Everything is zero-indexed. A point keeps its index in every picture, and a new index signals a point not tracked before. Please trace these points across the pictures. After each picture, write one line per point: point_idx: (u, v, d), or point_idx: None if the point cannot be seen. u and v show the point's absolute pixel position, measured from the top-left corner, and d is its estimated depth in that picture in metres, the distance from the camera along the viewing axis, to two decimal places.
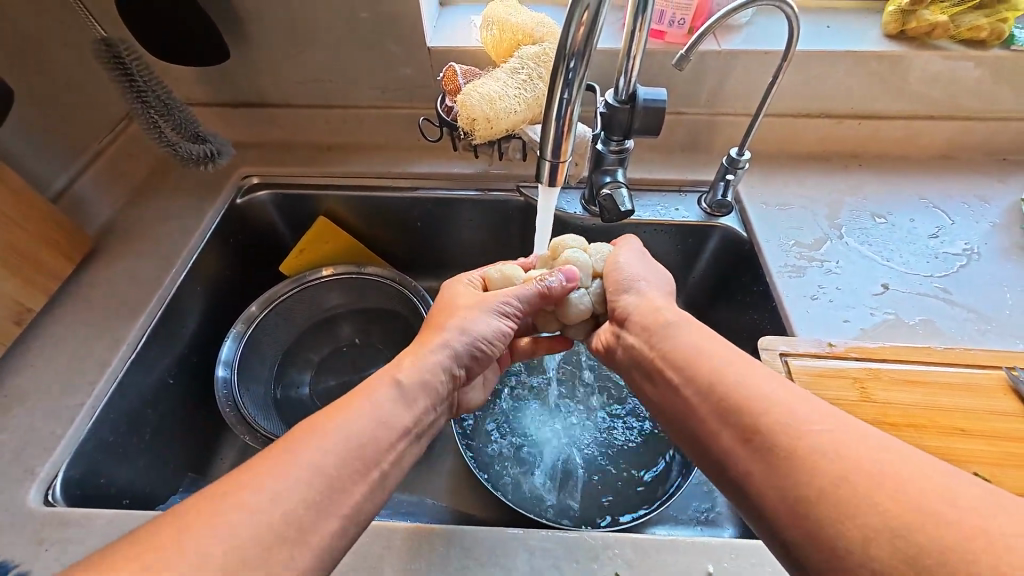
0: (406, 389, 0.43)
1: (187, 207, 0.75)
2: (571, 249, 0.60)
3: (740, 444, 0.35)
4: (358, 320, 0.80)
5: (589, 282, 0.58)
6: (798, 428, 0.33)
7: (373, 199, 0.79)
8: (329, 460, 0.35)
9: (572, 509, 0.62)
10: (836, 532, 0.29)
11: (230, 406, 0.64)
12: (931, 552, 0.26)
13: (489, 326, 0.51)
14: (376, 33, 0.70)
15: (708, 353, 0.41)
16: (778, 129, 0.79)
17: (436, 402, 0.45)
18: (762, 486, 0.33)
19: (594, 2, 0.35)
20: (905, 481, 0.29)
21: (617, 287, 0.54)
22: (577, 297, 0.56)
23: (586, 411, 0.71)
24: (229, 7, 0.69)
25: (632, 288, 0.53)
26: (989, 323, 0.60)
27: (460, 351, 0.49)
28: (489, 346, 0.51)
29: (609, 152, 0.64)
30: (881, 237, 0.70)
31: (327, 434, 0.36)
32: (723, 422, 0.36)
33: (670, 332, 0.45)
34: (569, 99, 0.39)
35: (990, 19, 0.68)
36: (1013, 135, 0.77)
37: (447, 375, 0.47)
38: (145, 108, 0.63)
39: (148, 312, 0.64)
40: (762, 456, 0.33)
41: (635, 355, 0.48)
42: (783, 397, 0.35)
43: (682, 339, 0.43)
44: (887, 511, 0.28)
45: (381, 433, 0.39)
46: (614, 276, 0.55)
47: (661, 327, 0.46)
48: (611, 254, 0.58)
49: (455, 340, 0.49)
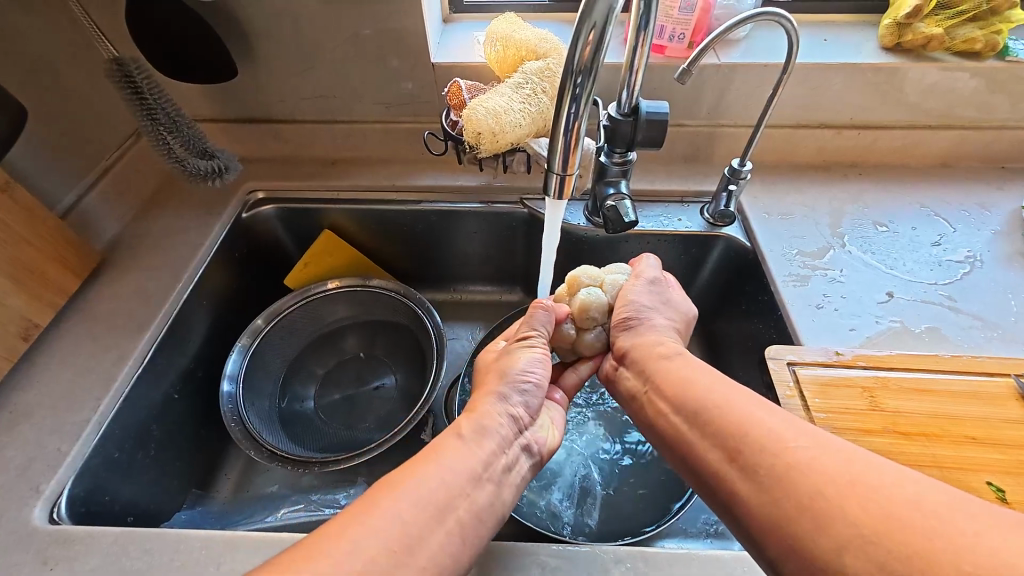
0: (466, 442, 0.42)
1: (194, 222, 0.76)
2: (587, 286, 0.59)
3: (724, 464, 0.35)
4: (365, 333, 0.80)
5: (605, 319, 0.57)
6: (778, 446, 0.33)
7: (379, 212, 0.80)
8: (411, 515, 0.35)
9: (588, 526, 0.61)
10: (814, 543, 0.29)
11: (236, 421, 0.64)
12: (899, 557, 0.26)
13: (529, 360, 0.51)
14: (380, 50, 0.72)
15: (695, 382, 0.42)
16: (778, 140, 0.80)
17: (500, 443, 0.44)
18: (747, 503, 0.33)
19: (601, 21, 0.36)
20: (874, 488, 0.29)
21: (620, 326, 0.54)
22: (593, 337, 0.57)
23: (596, 423, 0.71)
24: (238, 27, 0.70)
25: (634, 327, 0.53)
26: (994, 329, 0.60)
27: (509, 394, 0.48)
28: (539, 382, 0.50)
29: (611, 165, 0.65)
30: (884, 245, 0.70)
31: (405, 490, 0.36)
32: (708, 442, 0.37)
33: (665, 365, 0.46)
34: (577, 113, 0.40)
35: (984, 31, 0.69)
36: (1011, 144, 0.78)
37: (507, 418, 0.46)
38: (154, 125, 0.64)
39: (155, 326, 0.64)
40: (748, 474, 0.34)
41: (629, 389, 0.49)
42: (763, 416, 0.36)
43: (676, 369, 0.45)
44: (855, 519, 0.28)
45: (457, 485, 0.38)
46: (619, 314, 0.55)
47: (655, 359, 0.47)
48: (625, 287, 0.57)
49: (503, 388, 0.48)
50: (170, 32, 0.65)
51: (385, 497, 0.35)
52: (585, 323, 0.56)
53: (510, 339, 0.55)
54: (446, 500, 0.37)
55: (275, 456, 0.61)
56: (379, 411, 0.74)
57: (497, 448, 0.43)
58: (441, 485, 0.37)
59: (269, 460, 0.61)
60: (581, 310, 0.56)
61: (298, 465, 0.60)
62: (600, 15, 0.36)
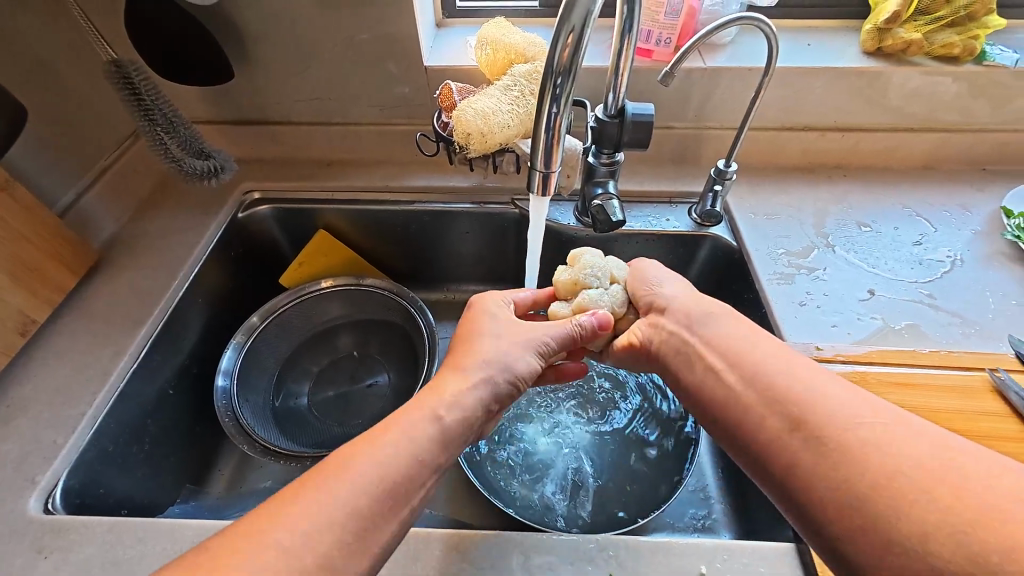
0: (437, 429, 0.42)
1: (189, 221, 0.77)
2: (588, 255, 0.62)
3: (787, 433, 0.37)
4: (359, 332, 0.81)
5: (607, 283, 0.59)
6: (846, 422, 0.35)
7: (373, 212, 0.81)
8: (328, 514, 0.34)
9: (582, 518, 0.62)
10: (894, 526, 0.30)
11: (230, 416, 0.65)
12: (994, 548, 0.27)
13: (526, 361, 0.50)
14: (375, 54, 0.73)
15: (749, 348, 0.43)
16: (762, 142, 0.81)
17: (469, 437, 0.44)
18: (807, 475, 0.35)
19: (579, 24, 0.38)
20: (968, 481, 0.30)
21: (646, 284, 0.57)
22: (598, 295, 0.58)
23: (587, 416, 0.72)
24: (234, 31, 0.72)
25: (662, 283, 0.56)
26: (972, 326, 0.61)
27: (498, 388, 0.48)
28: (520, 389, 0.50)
29: (599, 165, 0.67)
30: (867, 245, 0.72)
31: (322, 488, 0.35)
32: (770, 410, 0.38)
33: (721, 324, 0.47)
34: (558, 113, 0.41)
35: (961, 37, 0.71)
36: (991, 147, 0.80)
37: (483, 411, 0.46)
38: (151, 126, 0.65)
39: (150, 323, 0.65)
40: (811, 446, 0.35)
41: (675, 337, 0.49)
42: (836, 393, 0.37)
43: (726, 334, 0.46)
44: (947, 507, 0.29)
45: (389, 471, 0.37)
46: (641, 278, 0.58)
47: (705, 316, 0.49)
48: (635, 264, 0.61)
49: (497, 377, 0.48)
50: (163, 32, 0.66)
51: (299, 497, 0.35)
52: (587, 280, 0.59)
53: (525, 324, 0.53)
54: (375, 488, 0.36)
55: (267, 450, 0.61)
56: (373, 408, 0.75)
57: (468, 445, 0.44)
58: (387, 474, 0.37)
59: (262, 455, 0.61)
60: (583, 269, 0.60)
61: (291, 460, 0.61)
62: (578, 19, 0.37)
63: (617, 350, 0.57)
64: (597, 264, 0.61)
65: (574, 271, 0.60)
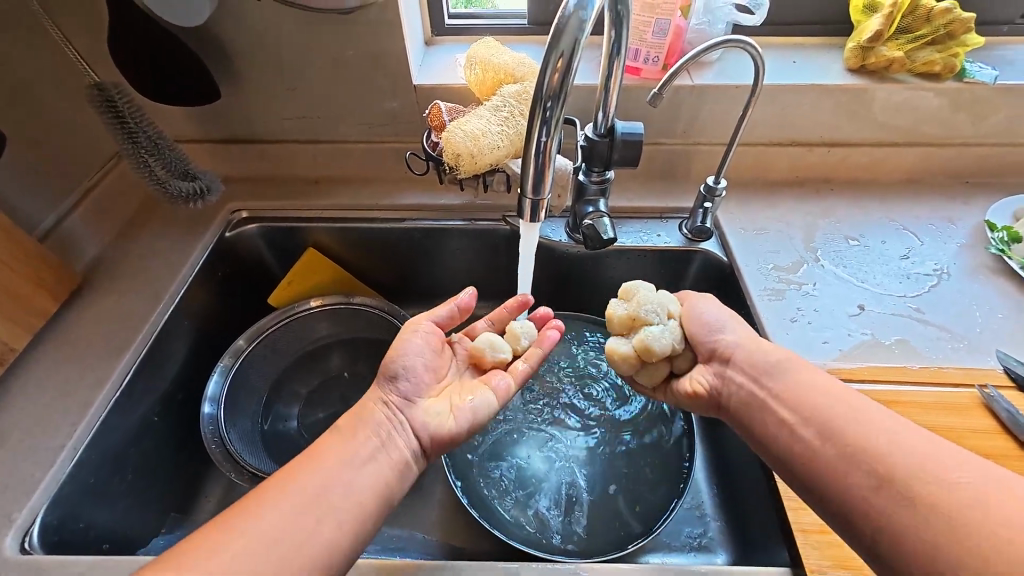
0: (340, 433, 0.47)
1: (174, 242, 0.76)
2: (643, 290, 0.59)
3: (875, 493, 0.37)
4: (348, 351, 0.80)
5: (665, 319, 0.56)
6: (944, 484, 0.35)
7: (362, 230, 0.81)
8: (283, 514, 0.40)
9: (577, 534, 0.61)
10: None
11: (216, 442, 0.64)
12: None
13: (407, 352, 0.53)
14: (363, 72, 0.73)
15: (832, 401, 0.44)
16: (750, 157, 0.82)
17: (373, 427, 0.48)
18: (902, 538, 0.35)
19: (568, 49, 0.37)
20: None
21: (705, 331, 0.55)
22: (658, 332, 0.55)
23: (581, 429, 0.69)
24: (220, 50, 0.71)
25: (722, 329, 0.54)
26: (961, 340, 0.62)
27: (385, 382, 0.52)
28: (418, 372, 0.53)
29: (590, 183, 0.67)
30: (856, 259, 0.72)
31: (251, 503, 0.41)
32: (856, 473, 0.39)
33: (794, 376, 0.47)
34: (548, 136, 0.39)
35: (942, 55, 0.73)
36: (973, 160, 0.81)
37: (385, 402, 0.50)
38: (136, 149, 0.64)
39: (133, 349, 0.64)
40: (907, 510, 0.36)
41: (747, 393, 0.49)
42: (900, 438, 0.39)
43: (794, 381, 0.47)
44: None
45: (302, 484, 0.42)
46: (697, 322, 0.56)
47: (773, 366, 0.49)
48: (687, 304, 0.58)
49: (383, 376, 0.52)
50: (148, 39, 0.64)
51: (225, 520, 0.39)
52: (646, 316, 0.56)
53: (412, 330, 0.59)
54: (327, 493, 0.42)
55: (256, 477, 0.60)
56: None
57: (405, 462, 0.48)
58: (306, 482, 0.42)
59: (250, 482, 0.60)
60: (640, 305, 0.57)
61: None
62: (567, 44, 0.37)
63: (686, 404, 0.56)
64: (655, 300, 0.58)
65: (632, 306, 0.58)
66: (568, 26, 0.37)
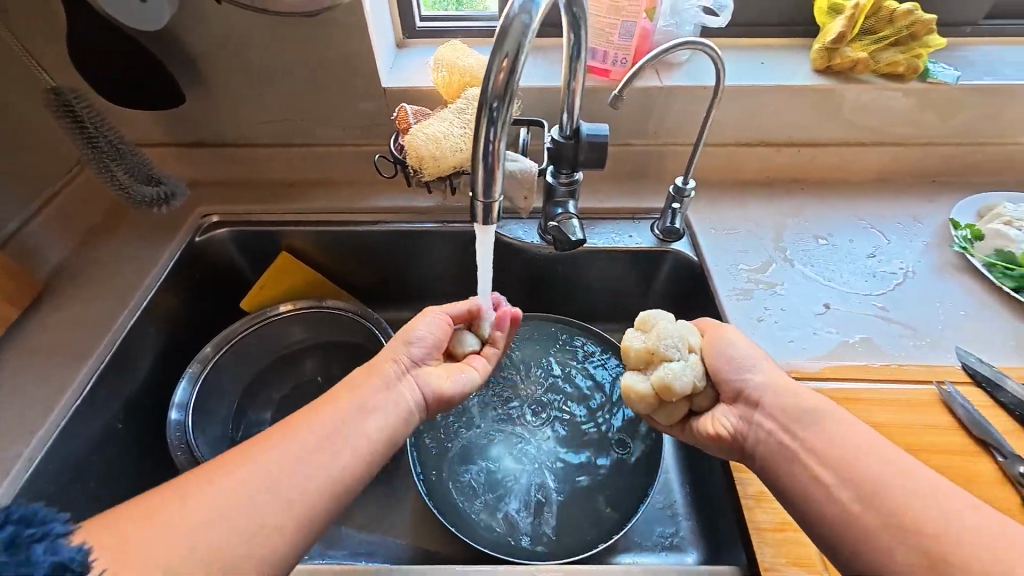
0: (354, 383, 0.50)
1: (141, 247, 0.75)
2: (661, 321, 0.57)
3: (867, 526, 0.38)
4: (321, 354, 0.79)
5: (686, 354, 0.54)
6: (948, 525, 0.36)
7: (334, 234, 0.80)
8: (274, 466, 0.40)
9: (547, 535, 0.61)
10: None
11: (183, 450, 0.64)
12: None
13: (426, 322, 0.57)
14: (331, 76, 0.73)
15: (867, 455, 0.42)
16: (721, 157, 0.82)
17: (387, 380, 0.51)
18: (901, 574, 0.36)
19: (512, 50, 0.37)
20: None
21: (731, 367, 0.52)
22: (680, 369, 0.53)
23: (553, 431, 0.69)
24: (185, 55, 0.71)
25: (750, 368, 0.52)
26: (923, 338, 0.63)
27: (400, 346, 0.55)
28: (433, 340, 0.56)
29: (559, 185, 0.67)
30: (823, 258, 0.73)
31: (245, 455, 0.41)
32: (856, 508, 0.39)
33: (831, 429, 0.44)
34: (495, 136, 0.39)
35: (905, 56, 0.74)
36: (941, 159, 0.82)
37: (398, 361, 0.53)
38: (96, 153, 0.63)
39: (96, 356, 0.63)
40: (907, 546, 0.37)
41: (774, 440, 0.47)
42: (901, 474, 0.40)
43: (831, 434, 0.44)
44: None
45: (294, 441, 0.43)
46: (721, 359, 0.53)
47: (808, 417, 0.46)
48: (709, 335, 0.56)
49: (399, 341, 0.55)
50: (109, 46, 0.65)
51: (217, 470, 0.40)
52: (666, 351, 0.54)
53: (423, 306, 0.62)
54: (310, 456, 0.42)
55: None
56: None
57: (411, 413, 0.51)
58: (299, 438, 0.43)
59: None
60: (659, 339, 0.55)
61: None
62: (511, 45, 0.37)
63: (706, 446, 0.53)
64: (676, 333, 0.55)
65: (650, 339, 0.56)
66: (513, 28, 0.37)
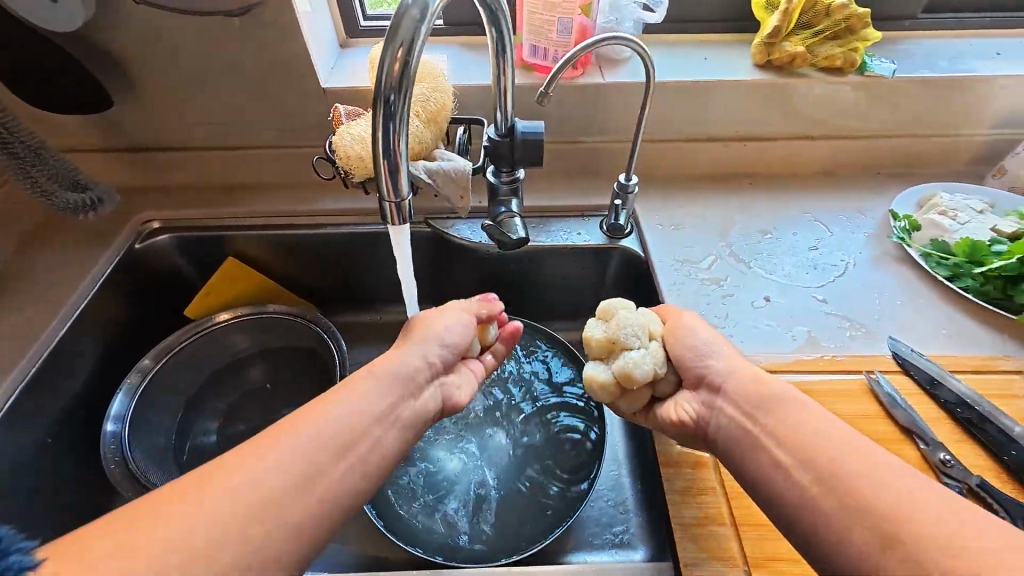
0: (377, 381, 0.45)
1: (75, 256, 0.73)
2: (622, 310, 0.57)
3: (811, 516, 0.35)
4: (269, 361, 0.78)
5: (646, 342, 0.54)
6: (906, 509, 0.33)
7: (279, 237, 0.79)
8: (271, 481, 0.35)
9: (485, 533, 0.60)
10: None
11: (117, 463, 0.62)
12: None
13: (453, 326, 0.54)
14: (266, 76, 0.72)
15: (824, 437, 0.39)
16: (669, 154, 0.83)
17: (409, 386, 0.47)
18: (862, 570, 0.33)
19: (407, 39, 0.37)
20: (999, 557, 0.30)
21: (691, 354, 0.51)
22: (638, 357, 0.52)
23: (499, 431, 0.69)
24: (111, 57, 0.69)
25: (709, 354, 0.50)
26: (859, 328, 0.63)
27: (425, 345, 0.51)
28: (455, 343, 0.54)
29: (501, 184, 0.66)
30: (767, 251, 0.73)
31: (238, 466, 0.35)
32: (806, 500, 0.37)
33: (791, 411, 0.42)
34: (396, 130, 0.39)
35: (842, 49, 0.74)
36: (885, 152, 0.83)
37: (424, 365, 0.50)
38: (14, 159, 0.62)
39: (21, 367, 0.62)
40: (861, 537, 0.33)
41: (735, 426, 0.44)
42: (858, 458, 0.37)
43: (794, 419, 0.41)
44: None
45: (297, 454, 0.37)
46: (684, 347, 0.52)
47: (769, 400, 0.44)
48: (669, 323, 0.55)
49: (424, 342, 0.52)
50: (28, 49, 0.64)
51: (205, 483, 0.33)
52: (625, 340, 0.54)
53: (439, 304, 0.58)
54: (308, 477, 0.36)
55: None
56: None
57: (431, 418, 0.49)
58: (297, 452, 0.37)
59: None
60: (620, 329, 0.55)
61: None
62: (405, 34, 0.36)
63: (668, 433, 0.52)
64: (635, 321, 0.55)
65: (611, 329, 0.56)
66: (404, 20, 0.36)
